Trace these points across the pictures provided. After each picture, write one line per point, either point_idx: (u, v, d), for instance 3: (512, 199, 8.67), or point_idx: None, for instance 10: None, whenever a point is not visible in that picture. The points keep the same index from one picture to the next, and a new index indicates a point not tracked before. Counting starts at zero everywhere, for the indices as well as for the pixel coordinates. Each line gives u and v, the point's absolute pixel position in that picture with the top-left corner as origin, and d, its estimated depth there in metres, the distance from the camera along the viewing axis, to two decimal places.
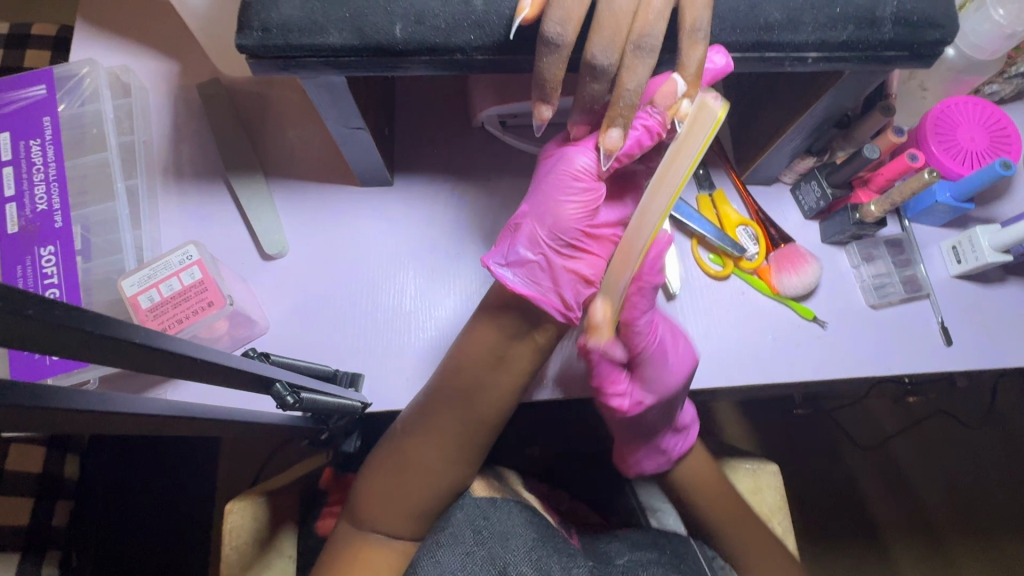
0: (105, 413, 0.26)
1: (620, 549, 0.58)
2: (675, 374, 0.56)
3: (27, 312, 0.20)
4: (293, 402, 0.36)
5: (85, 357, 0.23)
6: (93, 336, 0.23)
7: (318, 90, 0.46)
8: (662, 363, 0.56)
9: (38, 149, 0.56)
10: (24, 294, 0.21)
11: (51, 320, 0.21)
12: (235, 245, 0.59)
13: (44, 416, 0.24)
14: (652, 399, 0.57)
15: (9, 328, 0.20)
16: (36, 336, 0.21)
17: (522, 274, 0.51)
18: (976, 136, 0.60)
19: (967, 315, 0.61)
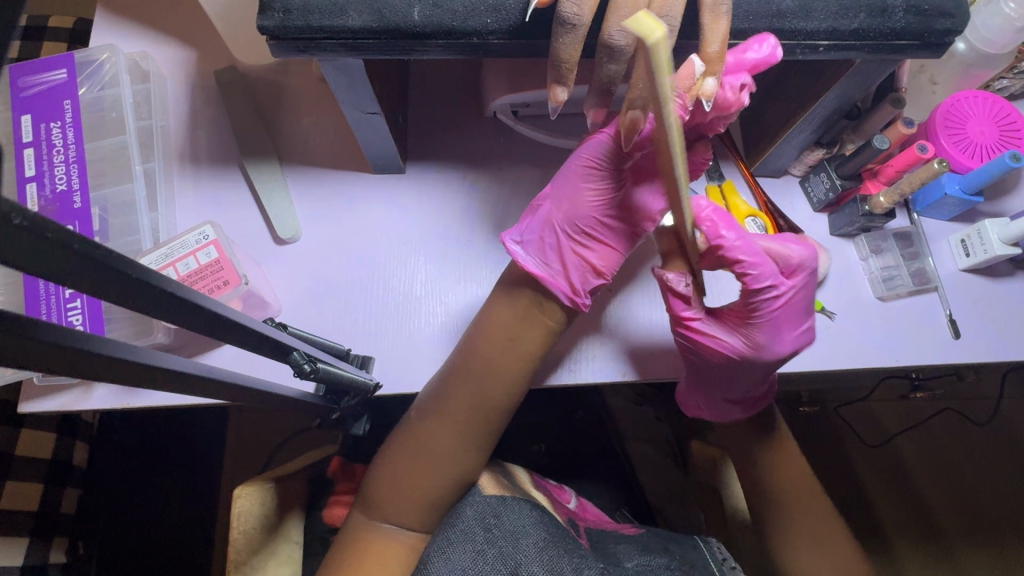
0: (128, 360, 0.27)
1: (629, 552, 0.60)
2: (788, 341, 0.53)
3: (76, 247, 0.21)
4: (309, 371, 0.38)
5: (118, 300, 0.24)
6: (129, 278, 0.24)
7: (336, 73, 0.47)
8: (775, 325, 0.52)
9: (58, 131, 0.57)
10: (73, 231, 0.21)
11: (96, 257, 0.22)
12: (249, 229, 0.60)
13: (71, 358, 0.24)
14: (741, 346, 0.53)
15: (61, 265, 0.21)
16: (79, 275, 0.22)
17: (535, 252, 0.53)
18: (986, 130, 0.60)
19: (977, 309, 0.61)
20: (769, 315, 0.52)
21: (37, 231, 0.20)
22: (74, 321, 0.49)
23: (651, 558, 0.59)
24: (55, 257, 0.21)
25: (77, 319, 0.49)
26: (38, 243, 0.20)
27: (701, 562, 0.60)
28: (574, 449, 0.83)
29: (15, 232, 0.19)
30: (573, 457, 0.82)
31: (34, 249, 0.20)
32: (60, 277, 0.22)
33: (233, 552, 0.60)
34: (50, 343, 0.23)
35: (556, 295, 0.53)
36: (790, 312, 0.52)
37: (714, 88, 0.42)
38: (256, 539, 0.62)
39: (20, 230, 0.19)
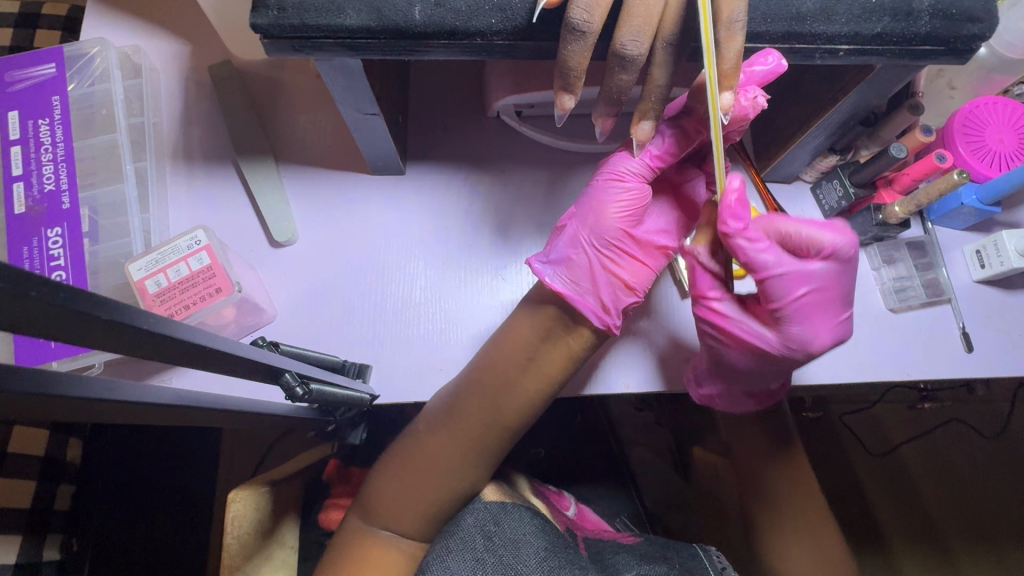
0: (98, 400, 0.25)
1: (628, 563, 0.58)
2: (824, 332, 0.48)
3: (35, 294, 0.20)
4: (302, 394, 0.35)
5: (86, 343, 0.23)
6: (97, 320, 0.22)
7: (333, 74, 0.45)
8: (801, 311, 0.48)
9: (47, 128, 0.56)
10: (33, 274, 0.20)
11: (59, 302, 0.21)
12: (244, 231, 0.58)
13: (32, 402, 0.23)
14: (766, 336, 0.49)
15: (20, 310, 0.20)
16: (39, 319, 0.21)
17: (563, 273, 0.51)
18: (1006, 137, 0.59)
19: (990, 321, 0.59)
20: (796, 303, 0.48)
21: None
22: None
23: (652, 565, 0.57)
24: (12, 302, 0.19)
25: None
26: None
27: (700, 569, 0.58)
28: (574, 455, 0.81)
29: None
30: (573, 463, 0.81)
31: None
32: (13, 322, 0.20)
33: (227, 556, 0.58)
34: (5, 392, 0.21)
35: (562, 306, 0.51)
36: (820, 303, 0.48)
37: (731, 101, 0.42)
38: (251, 544, 0.61)
39: None
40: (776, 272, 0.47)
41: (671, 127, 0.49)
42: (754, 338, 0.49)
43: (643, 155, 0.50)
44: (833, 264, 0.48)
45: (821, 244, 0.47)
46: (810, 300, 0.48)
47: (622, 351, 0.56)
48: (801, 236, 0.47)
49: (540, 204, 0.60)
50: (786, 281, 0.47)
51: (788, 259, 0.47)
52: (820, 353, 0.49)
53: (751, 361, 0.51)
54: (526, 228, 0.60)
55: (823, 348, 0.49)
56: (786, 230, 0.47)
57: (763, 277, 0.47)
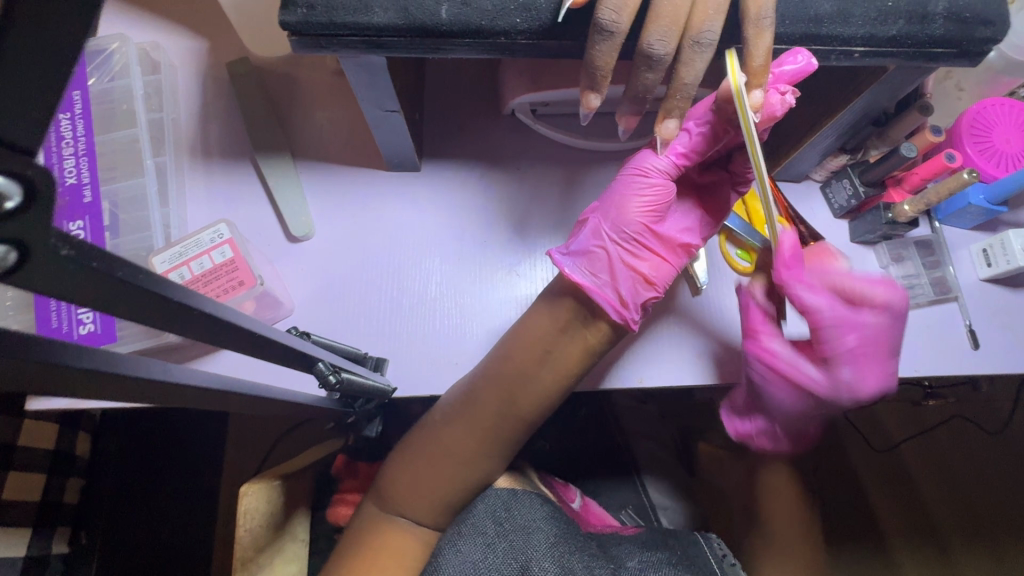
0: (142, 379, 0.26)
1: (631, 552, 0.59)
2: (874, 378, 0.50)
3: (120, 275, 0.20)
4: (334, 382, 0.37)
5: (161, 322, 0.23)
6: (168, 303, 0.23)
7: (357, 71, 0.45)
8: (851, 349, 0.50)
9: (67, 122, 0.55)
10: (116, 256, 0.20)
11: (139, 285, 0.21)
12: (263, 226, 0.59)
13: (93, 378, 0.23)
14: (819, 376, 0.51)
15: (109, 289, 0.20)
16: (125, 302, 0.21)
17: (583, 264, 0.51)
18: (1013, 138, 0.59)
19: (995, 319, 0.60)
20: (842, 349, 0.50)
21: (83, 261, 0.19)
22: (84, 318, 0.50)
23: (653, 553, 0.58)
24: (99, 283, 0.20)
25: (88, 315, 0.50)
26: (80, 273, 0.19)
27: (703, 560, 0.58)
28: (583, 450, 0.82)
29: (59, 262, 0.18)
30: (581, 458, 0.82)
31: (77, 278, 0.19)
32: (98, 302, 0.20)
33: (239, 549, 0.59)
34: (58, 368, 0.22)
35: (581, 302, 0.52)
36: (869, 351, 0.50)
37: (761, 99, 0.42)
38: (264, 536, 0.62)
39: (67, 260, 0.18)
40: (826, 315, 0.50)
41: (698, 126, 0.50)
42: (801, 380, 0.51)
43: (669, 152, 0.51)
44: (884, 313, 0.50)
45: (873, 297, 0.50)
46: (858, 347, 0.50)
47: (649, 345, 0.57)
48: (853, 291, 0.50)
49: (554, 201, 0.61)
50: (835, 321, 0.50)
51: (842, 312, 0.50)
52: (866, 401, 0.50)
53: (799, 405, 0.53)
54: (540, 225, 0.60)
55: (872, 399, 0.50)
56: (843, 285, 0.51)
57: (814, 317, 0.50)
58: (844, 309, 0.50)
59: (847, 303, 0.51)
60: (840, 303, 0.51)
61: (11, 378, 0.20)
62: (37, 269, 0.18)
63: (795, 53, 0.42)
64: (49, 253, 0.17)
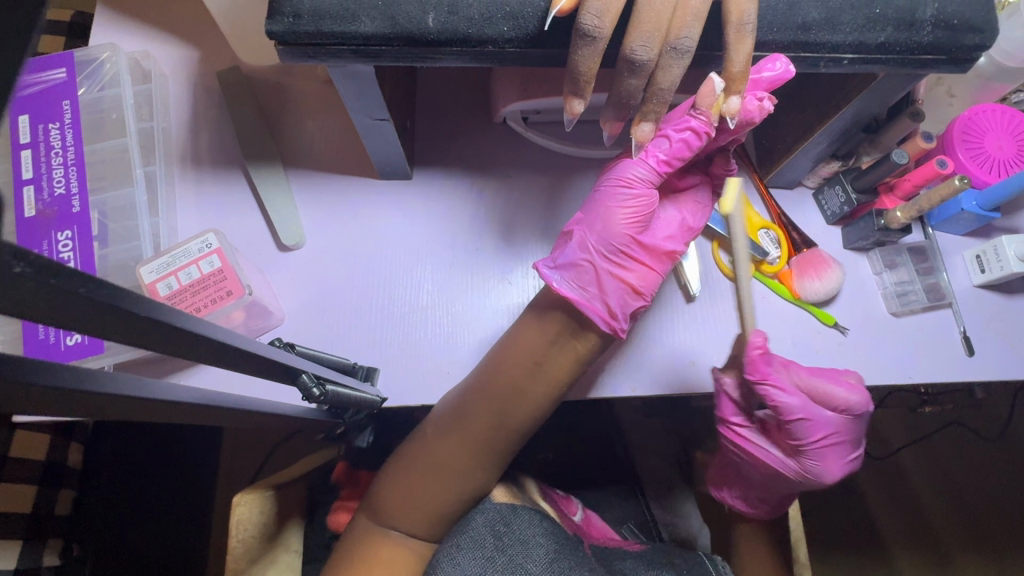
0: (122, 397, 0.25)
1: (635, 569, 0.59)
2: (837, 467, 0.52)
3: (82, 291, 0.20)
4: (318, 395, 0.36)
5: (128, 338, 0.23)
6: (137, 318, 0.22)
7: (345, 80, 0.45)
8: (828, 462, 0.52)
9: (57, 133, 0.56)
10: (77, 269, 0.20)
11: (103, 299, 0.21)
12: (254, 235, 0.59)
13: (63, 398, 0.23)
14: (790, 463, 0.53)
15: (66, 305, 0.20)
16: (86, 316, 0.21)
17: (571, 277, 0.51)
18: (1004, 144, 0.59)
19: (991, 326, 0.60)
20: (809, 446, 0.52)
21: (41, 276, 0.18)
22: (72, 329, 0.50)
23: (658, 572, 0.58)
24: (59, 300, 0.19)
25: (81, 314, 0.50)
26: (43, 289, 0.18)
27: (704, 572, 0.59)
28: (577, 460, 0.82)
29: (16, 279, 0.18)
30: (576, 466, 0.81)
31: (36, 293, 0.18)
32: (59, 317, 0.20)
33: (232, 561, 0.59)
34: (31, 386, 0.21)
35: (572, 311, 0.51)
36: (834, 446, 0.51)
37: (738, 105, 0.43)
38: (255, 548, 0.61)
39: (22, 276, 0.18)
40: (797, 416, 0.50)
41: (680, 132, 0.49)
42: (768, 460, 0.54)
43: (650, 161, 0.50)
44: (845, 415, 0.51)
45: (835, 400, 0.50)
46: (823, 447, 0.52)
47: (643, 352, 0.56)
48: (815, 390, 0.51)
49: (544, 209, 0.61)
50: (803, 423, 0.51)
51: (810, 404, 0.51)
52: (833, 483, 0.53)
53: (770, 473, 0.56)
54: (531, 233, 0.60)
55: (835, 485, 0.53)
56: (803, 383, 0.51)
57: (784, 418, 0.51)
58: (814, 409, 0.51)
59: (816, 398, 0.51)
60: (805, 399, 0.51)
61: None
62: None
63: (771, 58, 0.42)
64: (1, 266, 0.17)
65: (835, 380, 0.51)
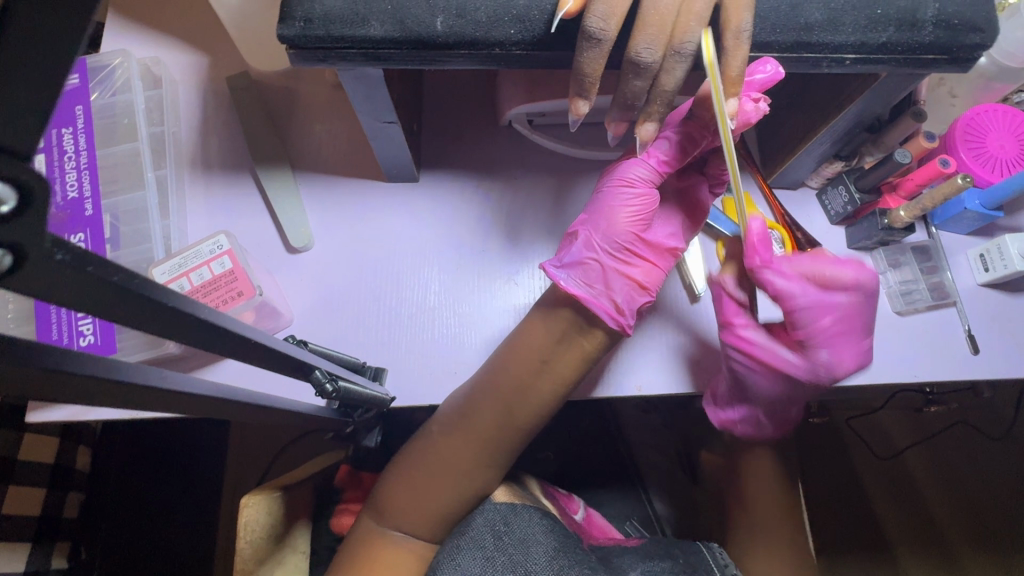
0: (145, 388, 0.26)
1: (633, 562, 0.58)
2: (848, 359, 0.52)
3: (116, 280, 0.20)
4: (331, 391, 0.38)
5: (151, 329, 0.23)
6: (163, 308, 0.23)
7: (354, 83, 0.46)
8: (836, 352, 0.52)
9: (70, 137, 0.56)
10: (110, 260, 0.20)
11: (134, 290, 0.21)
12: (263, 237, 0.59)
13: (91, 386, 0.23)
14: (797, 360, 0.53)
15: (95, 293, 0.20)
16: (116, 306, 0.21)
17: (577, 275, 0.51)
18: (1006, 144, 0.60)
19: (995, 324, 0.60)
20: (816, 334, 0.52)
21: (78, 267, 0.19)
22: (86, 330, 0.50)
23: (656, 564, 0.58)
24: (90, 289, 0.20)
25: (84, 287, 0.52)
26: (79, 277, 0.19)
27: (704, 565, 0.59)
28: (583, 462, 0.82)
29: (54, 266, 0.18)
30: (582, 467, 0.82)
31: (70, 281, 0.19)
32: (93, 304, 0.20)
33: (240, 562, 0.59)
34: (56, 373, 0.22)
35: (579, 310, 0.52)
36: (845, 331, 0.52)
37: (735, 108, 0.43)
38: (262, 549, 0.61)
39: (59, 265, 0.18)
40: (801, 302, 0.51)
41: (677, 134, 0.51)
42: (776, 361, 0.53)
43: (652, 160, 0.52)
44: (853, 298, 0.52)
45: (843, 280, 0.52)
46: (837, 329, 0.52)
47: (646, 349, 0.57)
48: (826, 275, 0.52)
49: (550, 210, 0.62)
50: (810, 310, 0.52)
51: (813, 291, 0.52)
52: (844, 379, 0.53)
53: (777, 387, 0.55)
54: (537, 234, 0.61)
55: (847, 377, 0.53)
56: (810, 270, 0.52)
57: (791, 306, 0.52)
58: (816, 292, 0.52)
59: (821, 284, 0.53)
60: (811, 286, 0.52)
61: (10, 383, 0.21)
62: (32, 273, 0.18)
63: (763, 62, 0.43)
64: (42, 259, 0.18)
65: (842, 263, 0.53)
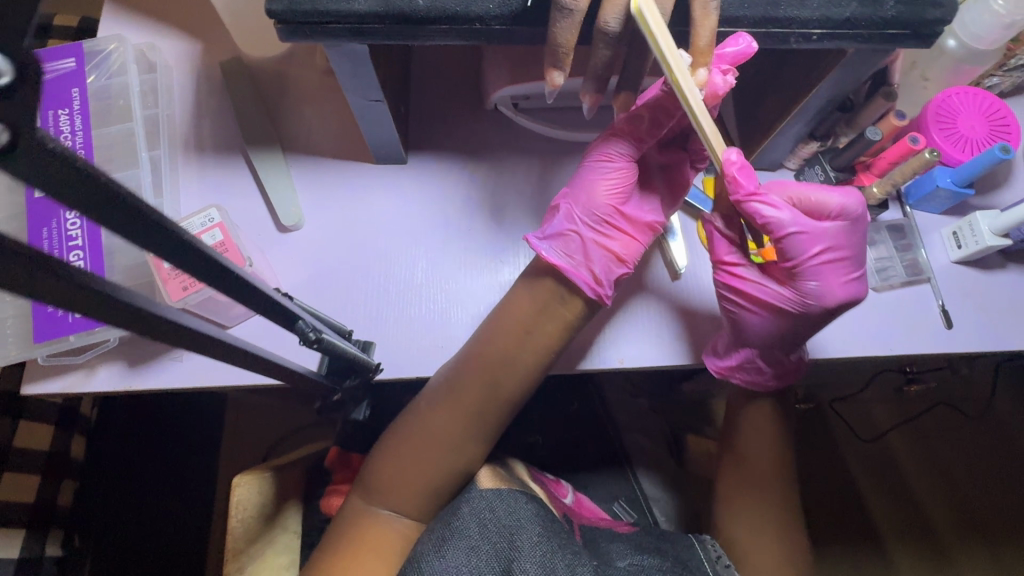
0: (149, 312, 0.28)
1: (623, 552, 0.60)
2: (838, 288, 0.53)
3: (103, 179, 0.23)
4: (314, 338, 0.40)
5: (137, 235, 0.26)
6: (147, 217, 0.25)
7: (341, 60, 0.48)
8: (826, 279, 0.53)
9: (66, 118, 0.58)
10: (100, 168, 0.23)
11: (121, 194, 0.23)
12: (254, 216, 0.61)
13: (99, 303, 0.25)
14: (787, 291, 0.55)
15: (88, 191, 0.22)
16: (108, 209, 0.24)
17: (557, 247, 0.53)
18: (976, 125, 0.62)
19: (968, 300, 0.62)
20: (806, 264, 0.53)
21: (63, 157, 0.21)
22: None
23: (646, 558, 0.60)
24: (86, 187, 0.22)
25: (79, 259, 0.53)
26: (64, 165, 0.21)
27: (695, 562, 0.60)
28: (571, 445, 0.83)
29: (45, 153, 0.20)
30: (570, 450, 0.83)
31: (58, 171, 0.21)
32: (63, 192, 0.22)
33: (231, 540, 0.62)
34: (68, 278, 0.23)
35: (562, 281, 0.53)
36: (830, 262, 0.53)
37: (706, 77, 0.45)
38: (253, 529, 0.63)
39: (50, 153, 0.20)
40: (789, 229, 0.53)
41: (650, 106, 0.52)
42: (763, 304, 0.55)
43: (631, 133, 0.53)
44: (840, 223, 0.54)
45: (829, 206, 0.54)
46: (825, 259, 0.53)
47: (626, 324, 0.58)
48: (813, 201, 0.54)
49: (534, 191, 0.63)
50: (795, 239, 0.53)
51: (802, 218, 0.53)
52: (837, 310, 0.53)
53: (771, 323, 0.56)
54: (522, 214, 0.62)
55: (842, 310, 0.54)
56: (796, 195, 0.54)
57: (779, 235, 0.53)
58: (805, 220, 0.53)
59: (809, 210, 0.54)
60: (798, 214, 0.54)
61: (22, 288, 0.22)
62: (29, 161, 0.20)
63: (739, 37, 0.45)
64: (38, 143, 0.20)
65: (828, 189, 0.54)
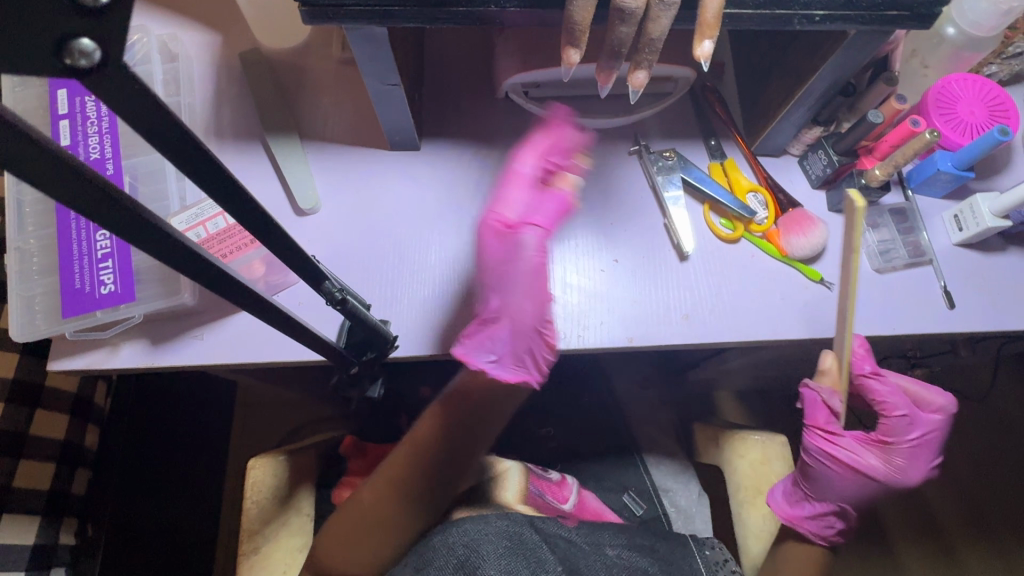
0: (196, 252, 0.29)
1: (615, 544, 0.62)
2: (917, 471, 0.65)
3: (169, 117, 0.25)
4: (339, 299, 0.44)
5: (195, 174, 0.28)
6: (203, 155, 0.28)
7: (361, 43, 0.49)
8: (912, 459, 0.65)
9: (93, 104, 0.60)
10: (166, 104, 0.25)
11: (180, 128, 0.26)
12: (273, 200, 0.62)
13: (155, 235, 0.27)
14: (877, 462, 0.65)
15: (152, 119, 0.24)
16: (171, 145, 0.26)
17: (498, 358, 0.55)
18: (976, 110, 0.63)
19: (970, 282, 0.63)
20: (902, 445, 0.65)
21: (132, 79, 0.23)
22: (106, 280, 0.54)
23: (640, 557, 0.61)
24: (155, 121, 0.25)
25: (105, 237, 0.55)
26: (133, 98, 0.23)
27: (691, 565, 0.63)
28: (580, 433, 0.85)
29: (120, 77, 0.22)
30: (579, 437, 0.84)
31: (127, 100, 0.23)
32: (132, 119, 0.24)
33: (247, 520, 0.64)
34: (115, 199, 0.24)
35: None
36: (922, 449, 0.65)
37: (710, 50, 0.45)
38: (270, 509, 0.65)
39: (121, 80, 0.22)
40: (899, 414, 0.65)
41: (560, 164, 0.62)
42: (866, 465, 0.65)
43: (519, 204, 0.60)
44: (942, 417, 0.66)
45: (934, 403, 0.66)
46: (918, 442, 0.65)
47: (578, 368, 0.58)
48: (919, 396, 0.67)
49: None
50: (901, 421, 0.65)
51: (914, 411, 0.65)
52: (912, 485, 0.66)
53: (858, 484, 0.66)
54: None
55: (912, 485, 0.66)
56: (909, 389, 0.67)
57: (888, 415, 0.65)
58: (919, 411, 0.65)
59: (917, 400, 0.67)
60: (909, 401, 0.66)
61: (75, 203, 0.23)
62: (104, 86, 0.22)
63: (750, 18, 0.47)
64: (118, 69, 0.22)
65: (930, 388, 0.67)
